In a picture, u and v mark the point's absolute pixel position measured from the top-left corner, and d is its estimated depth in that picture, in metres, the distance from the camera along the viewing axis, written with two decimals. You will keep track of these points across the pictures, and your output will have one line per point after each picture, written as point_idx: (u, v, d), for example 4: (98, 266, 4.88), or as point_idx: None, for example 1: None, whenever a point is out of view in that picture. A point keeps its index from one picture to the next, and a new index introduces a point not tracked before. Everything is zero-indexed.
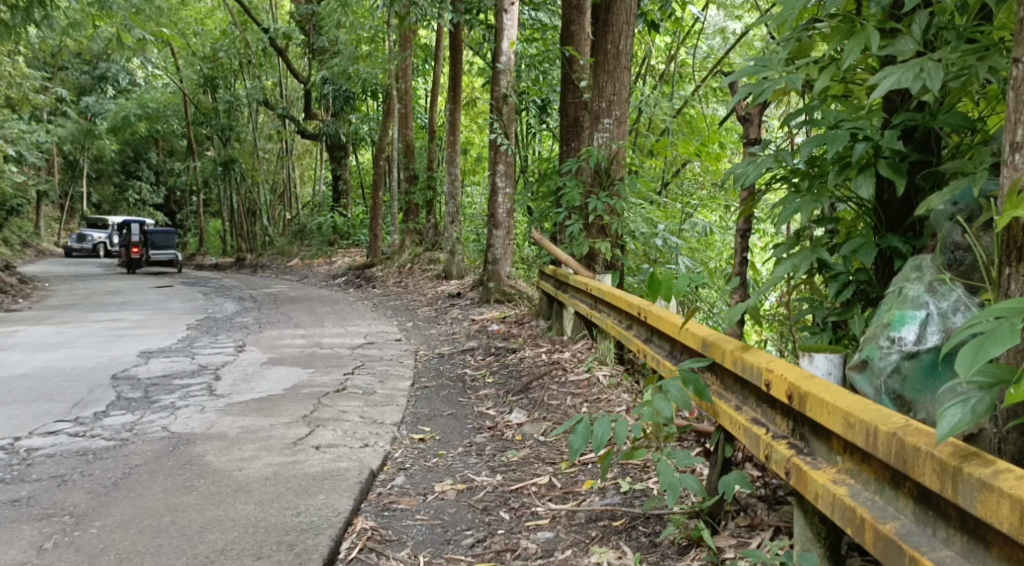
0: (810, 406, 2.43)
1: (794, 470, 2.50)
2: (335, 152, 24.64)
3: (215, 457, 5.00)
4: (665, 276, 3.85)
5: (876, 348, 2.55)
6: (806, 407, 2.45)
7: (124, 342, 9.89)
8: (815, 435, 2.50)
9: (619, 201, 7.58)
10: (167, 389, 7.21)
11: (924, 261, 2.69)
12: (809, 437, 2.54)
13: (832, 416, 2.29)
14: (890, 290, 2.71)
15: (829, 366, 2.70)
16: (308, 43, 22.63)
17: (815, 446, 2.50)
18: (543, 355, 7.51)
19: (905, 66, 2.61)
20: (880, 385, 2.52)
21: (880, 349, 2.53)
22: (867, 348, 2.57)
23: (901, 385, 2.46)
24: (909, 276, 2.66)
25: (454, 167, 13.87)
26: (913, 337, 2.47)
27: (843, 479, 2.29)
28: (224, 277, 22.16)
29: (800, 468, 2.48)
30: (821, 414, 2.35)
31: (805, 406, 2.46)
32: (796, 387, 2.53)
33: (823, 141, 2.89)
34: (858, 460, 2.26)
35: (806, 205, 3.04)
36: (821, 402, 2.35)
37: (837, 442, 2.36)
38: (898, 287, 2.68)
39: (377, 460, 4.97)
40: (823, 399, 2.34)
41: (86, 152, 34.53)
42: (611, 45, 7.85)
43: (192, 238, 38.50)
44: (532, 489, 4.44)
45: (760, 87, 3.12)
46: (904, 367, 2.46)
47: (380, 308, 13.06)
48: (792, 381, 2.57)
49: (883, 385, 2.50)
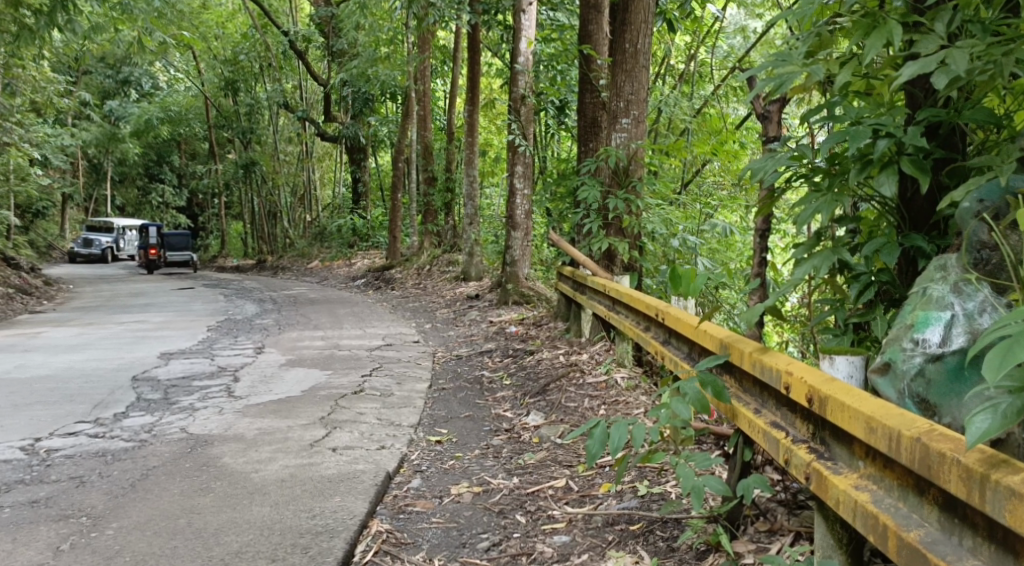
0: (830, 410, 2.38)
1: (815, 476, 2.45)
2: (354, 154, 24.74)
3: (232, 458, 5.00)
4: (683, 275, 3.82)
5: (899, 349, 2.48)
6: (827, 410, 2.40)
7: (145, 343, 9.96)
8: (836, 439, 2.45)
9: (637, 201, 7.54)
10: (187, 391, 7.25)
11: (949, 261, 2.63)
12: (830, 442, 2.49)
13: (854, 420, 2.24)
14: (913, 291, 2.65)
15: (851, 369, 2.62)
16: (328, 45, 22.77)
17: (836, 451, 2.45)
18: (561, 357, 7.47)
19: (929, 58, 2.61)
20: (904, 388, 2.45)
21: (903, 351, 2.46)
22: (890, 348, 2.52)
23: (925, 388, 2.40)
24: (934, 276, 2.61)
25: (473, 168, 13.85)
26: (938, 339, 2.42)
27: (864, 484, 2.24)
28: (245, 279, 22.30)
29: (821, 473, 2.43)
30: (843, 418, 2.30)
31: (825, 410, 2.41)
32: (817, 390, 2.48)
33: (844, 137, 2.85)
34: (879, 465, 2.20)
35: (827, 204, 2.99)
36: (843, 406, 2.29)
37: (859, 447, 2.30)
38: (920, 289, 2.62)
39: (394, 463, 4.95)
40: (844, 403, 2.29)
41: (109, 155, 34.89)
42: (629, 44, 7.80)
43: (213, 241, 38.76)
44: (548, 492, 4.41)
45: (779, 82, 3.08)
46: (929, 370, 2.40)
47: (399, 310, 13.08)
48: (812, 384, 2.52)
49: (905, 388, 2.44)
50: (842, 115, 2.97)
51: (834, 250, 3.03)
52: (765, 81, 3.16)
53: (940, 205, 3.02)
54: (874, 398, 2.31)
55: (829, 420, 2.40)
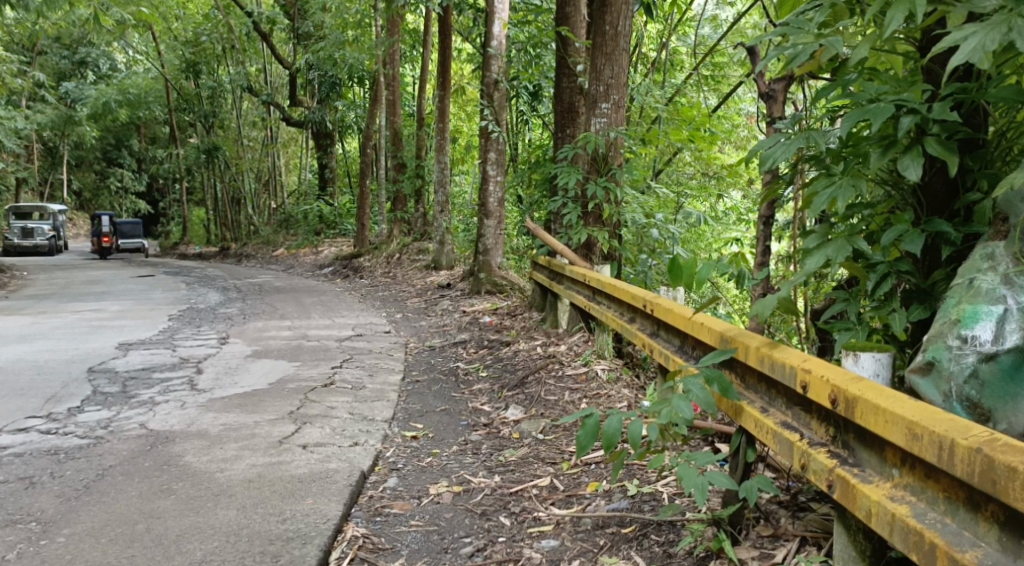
0: (861, 413, 2.20)
1: (839, 484, 2.27)
2: (321, 139, 24.31)
3: (194, 456, 4.71)
4: (684, 263, 3.58)
5: (943, 348, 2.42)
6: (855, 414, 2.22)
7: (102, 333, 9.57)
8: (863, 444, 2.27)
9: (617, 189, 7.31)
10: (146, 383, 6.91)
11: (997, 248, 2.52)
12: (855, 446, 2.30)
13: (893, 426, 2.08)
14: (956, 281, 2.56)
15: (877, 366, 2.44)
16: (293, 27, 22.29)
17: (862, 457, 2.27)
18: (538, 348, 7.25)
19: (987, 25, 2.40)
20: (948, 388, 2.40)
21: (949, 350, 2.40)
22: (931, 348, 2.45)
23: (978, 391, 2.34)
24: (981, 266, 2.51)
25: (443, 155, 13.52)
26: (989, 336, 2.35)
27: (901, 496, 2.08)
28: (208, 267, 21.82)
29: (846, 480, 2.25)
30: (878, 423, 2.13)
31: (853, 412, 2.23)
32: (842, 390, 2.28)
33: (864, 115, 2.64)
34: (920, 475, 2.05)
35: (843, 188, 2.78)
36: (878, 411, 2.12)
37: (893, 454, 2.14)
38: (964, 279, 2.53)
39: (368, 461, 4.69)
40: (882, 406, 2.11)
41: (66, 139, 33.99)
42: (609, 27, 7.54)
43: (175, 226, 38.03)
44: (532, 492, 4.18)
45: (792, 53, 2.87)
46: (982, 371, 2.34)
47: (369, 299, 12.77)
48: (837, 384, 2.31)
49: (954, 390, 2.38)
50: (860, 92, 2.74)
51: (850, 239, 2.84)
52: (777, 53, 2.93)
53: (962, 189, 2.86)
54: (911, 399, 2.14)
55: (858, 424, 2.22)
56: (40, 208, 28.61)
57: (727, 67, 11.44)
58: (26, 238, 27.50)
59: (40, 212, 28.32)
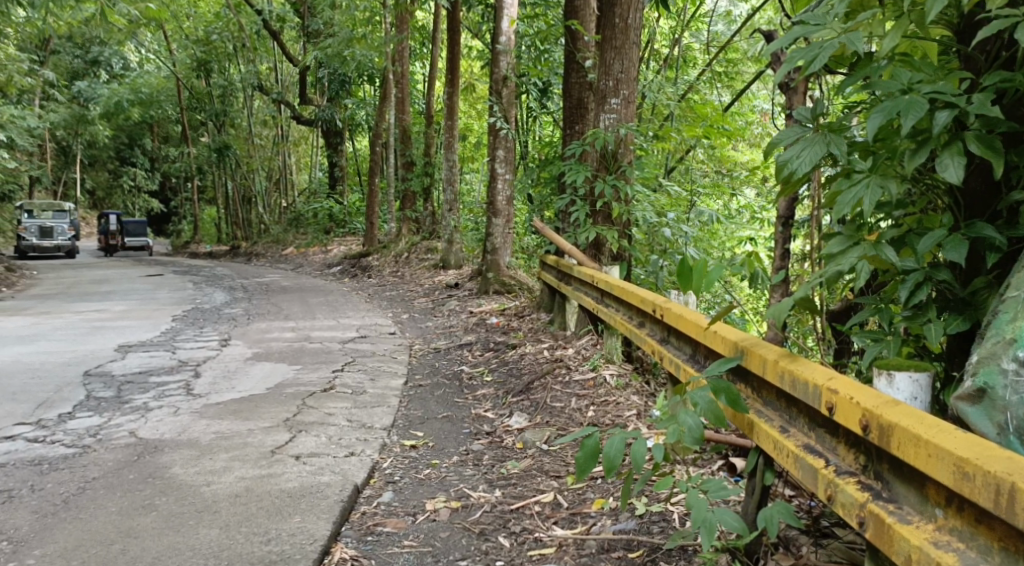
0: (901, 442, 1.97)
1: (873, 522, 2.05)
2: (330, 137, 24.11)
3: (182, 468, 4.50)
4: (692, 269, 3.31)
5: (997, 373, 2.19)
6: (893, 444, 2.00)
7: (103, 335, 9.39)
8: (900, 478, 2.04)
9: (628, 187, 7.05)
10: (142, 388, 6.71)
11: None
12: (889, 479, 2.08)
13: (939, 462, 1.86)
14: (1009, 294, 2.32)
15: (915, 389, 2.25)
16: (303, 25, 22.14)
17: (899, 492, 2.04)
18: (545, 352, 7.01)
19: None
20: (1003, 419, 2.17)
21: (1004, 376, 2.17)
22: (983, 372, 2.23)
23: None
24: None
25: (452, 153, 13.27)
26: None
27: (946, 541, 1.87)
28: (218, 266, 21.68)
29: (881, 519, 2.03)
30: (919, 457, 1.92)
31: (890, 443, 2.01)
32: (877, 415, 2.06)
33: (896, 109, 2.41)
34: (969, 518, 1.83)
35: (869, 189, 2.55)
36: (920, 442, 1.91)
37: (936, 491, 1.92)
38: (1020, 292, 2.28)
39: (363, 474, 4.47)
40: (925, 437, 1.90)
41: (78, 138, 33.96)
42: (619, 19, 7.30)
43: (186, 224, 37.95)
44: (534, 509, 3.95)
45: (811, 55, 2.64)
46: None
47: (375, 299, 12.57)
48: (870, 407, 2.09)
49: (1009, 421, 2.15)
50: (891, 82, 2.52)
51: (876, 244, 2.59)
52: (796, 51, 2.70)
53: (1005, 189, 2.63)
54: (957, 429, 1.93)
55: (895, 455, 2.01)
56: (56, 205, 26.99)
57: (741, 62, 11.16)
58: (46, 238, 25.88)
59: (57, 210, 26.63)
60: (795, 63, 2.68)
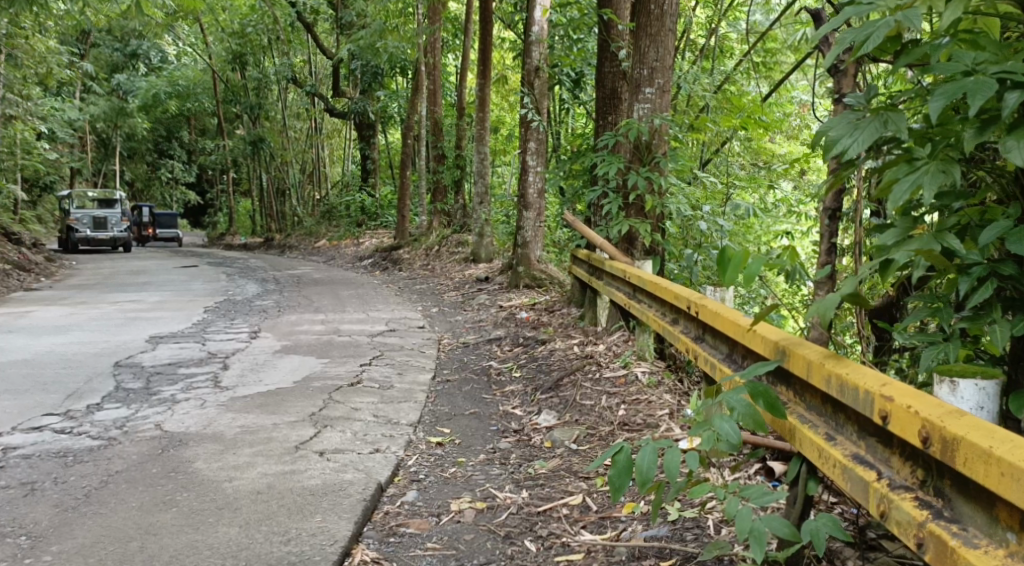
0: (966, 456, 1.83)
1: (933, 542, 1.92)
2: (363, 130, 24.12)
3: (205, 463, 4.44)
4: (729, 262, 3.12)
5: None
6: (956, 459, 1.85)
7: (135, 325, 9.41)
8: (965, 496, 1.91)
9: (661, 179, 6.85)
10: (170, 380, 6.68)
11: None
12: (953, 496, 1.95)
13: (1010, 483, 1.71)
14: None
15: (983, 399, 2.13)
16: (336, 17, 22.16)
17: (964, 511, 1.91)
18: (575, 348, 6.87)
19: None
20: None
21: None
22: None
23: None
24: None
25: (483, 145, 13.13)
26: None
27: None
28: (251, 258, 21.77)
29: (942, 541, 1.91)
30: (987, 475, 1.77)
31: (952, 458, 1.86)
32: (938, 427, 1.92)
33: (963, 90, 2.30)
34: None
35: (931, 177, 2.41)
36: (988, 458, 1.76)
37: (1007, 513, 1.79)
38: None
39: (387, 472, 4.37)
40: (993, 455, 1.75)
41: (117, 131, 34.37)
42: (655, 6, 7.15)
43: (221, 217, 38.31)
44: (562, 513, 3.84)
45: (865, 31, 2.52)
46: None
47: (406, 293, 12.51)
48: (929, 416, 1.96)
49: None
50: (953, 63, 2.41)
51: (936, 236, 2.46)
52: (848, 29, 2.56)
53: None
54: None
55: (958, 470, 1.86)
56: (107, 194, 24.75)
57: (779, 53, 10.91)
58: (99, 228, 23.65)
59: (108, 199, 24.32)
60: (848, 40, 2.55)
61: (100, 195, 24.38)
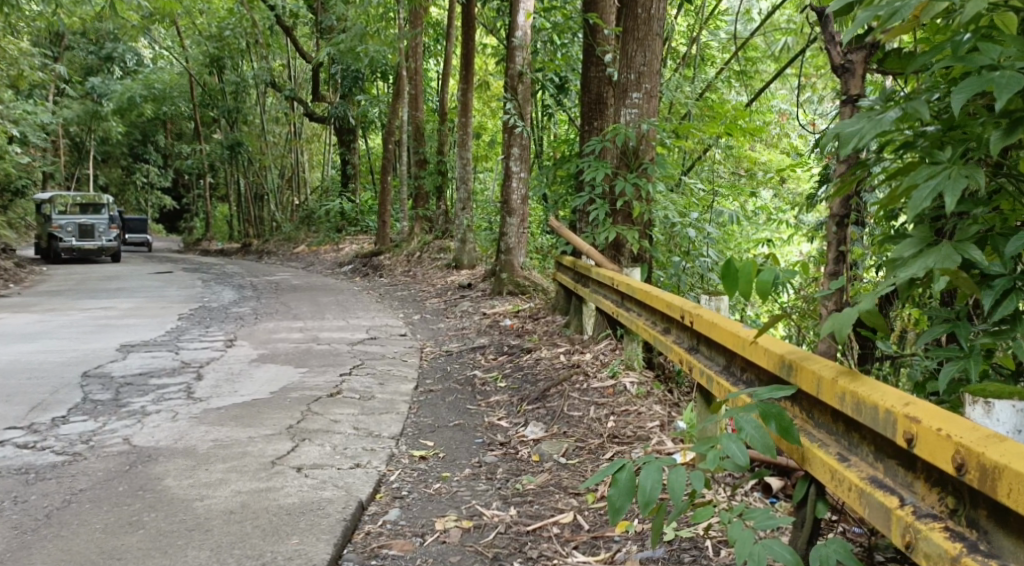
0: (1010, 486, 1.70)
1: None
2: (343, 135, 23.89)
3: (175, 479, 4.21)
4: (737, 273, 2.96)
5: None
6: (1000, 490, 1.72)
7: (107, 333, 9.13)
8: (1006, 529, 1.78)
9: (649, 185, 6.69)
10: (141, 390, 6.44)
11: None
12: (990, 529, 1.82)
13: None
14: None
15: (1019, 421, 2.04)
16: (316, 21, 21.95)
17: (1004, 546, 1.78)
18: (561, 357, 6.69)
19: None
20: None
21: None
22: None
23: None
24: None
25: (466, 150, 12.95)
26: None
27: None
28: (228, 264, 21.43)
29: None
30: None
31: (998, 490, 1.73)
32: (978, 455, 1.78)
33: (988, 85, 2.16)
34: None
35: (954, 180, 2.27)
36: None
37: None
38: None
39: (368, 488, 4.17)
40: None
41: (91, 135, 33.81)
42: (642, 9, 6.98)
43: (198, 223, 37.90)
44: (552, 532, 3.66)
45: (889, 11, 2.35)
46: None
47: (386, 300, 12.29)
48: (966, 442, 1.82)
49: None
50: (977, 56, 2.26)
51: (957, 245, 2.32)
52: (869, 13, 2.40)
53: None
54: None
55: (1002, 502, 1.73)
56: (96, 198, 21.68)
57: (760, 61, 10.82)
58: (84, 237, 20.72)
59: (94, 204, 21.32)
60: (870, 22, 2.37)
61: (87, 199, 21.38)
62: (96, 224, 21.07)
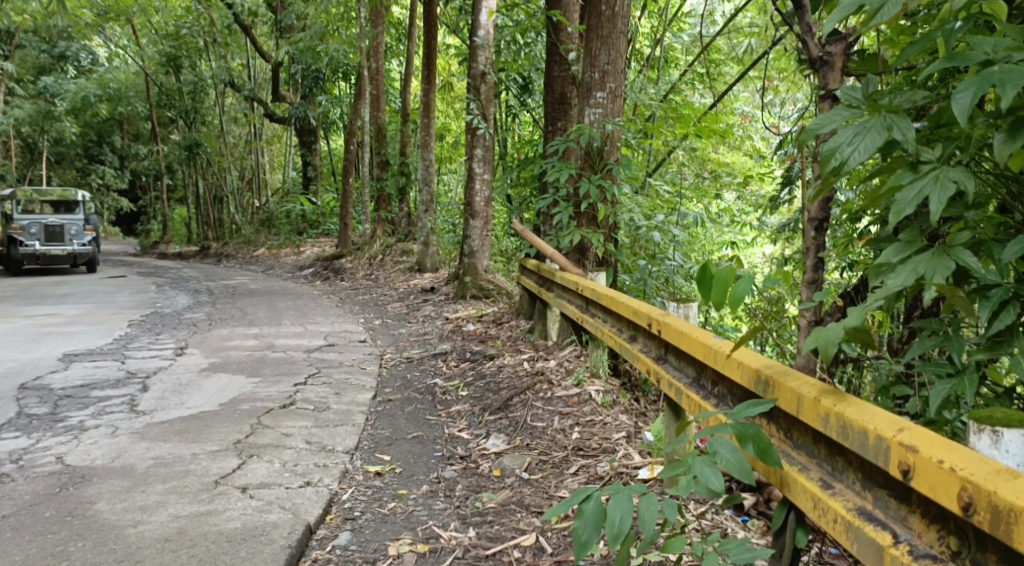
0: None
1: None
2: (304, 136, 23.49)
3: (108, 503, 3.92)
4: (711, 281, 2.76)
5: None
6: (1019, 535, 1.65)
7: (50, 342, 8.73)
8: None
9: (614, 188, 6.49)
10: (81, 403, 6.10)
11: None
12: None
13: None
14: None
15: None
16: (275, 20, 21.54)
17: None
18: (525, 364, 6.47)
19: None
20: None
21: None
22: None
23: None
24: None
25: (428, 151, 12.67)
26: None
27: None
28: (185, 267, 20.93)
29: None
30: None
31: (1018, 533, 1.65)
32: (994, 496, 1.70)
33: (986, 83, 1.98)
34: None
35: (942, 184, 2.12)
36: None
37: None
38: None
39: (317, 510, 3.91)
40: None
41: (44, 135, 32.95)
42: (606, 7, 6.77)
43: (157, 226, 37.16)
44: (513, 556, 3.44)
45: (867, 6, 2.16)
46: None
47: (347, 304, 11.97)
48: (974, 479, 1.75)
49: None
50: (971, 51, 2.09)
51: (950, 251, 2.17)
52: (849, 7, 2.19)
53: None
54: None
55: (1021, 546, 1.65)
56: (69, 194, 18.83)
57: (724, 63, 10.71)
58: (50, 242, 18.00)
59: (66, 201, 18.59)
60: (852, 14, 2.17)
61: (56, 196, 18.61)
62: (66, 225, 18.30)
